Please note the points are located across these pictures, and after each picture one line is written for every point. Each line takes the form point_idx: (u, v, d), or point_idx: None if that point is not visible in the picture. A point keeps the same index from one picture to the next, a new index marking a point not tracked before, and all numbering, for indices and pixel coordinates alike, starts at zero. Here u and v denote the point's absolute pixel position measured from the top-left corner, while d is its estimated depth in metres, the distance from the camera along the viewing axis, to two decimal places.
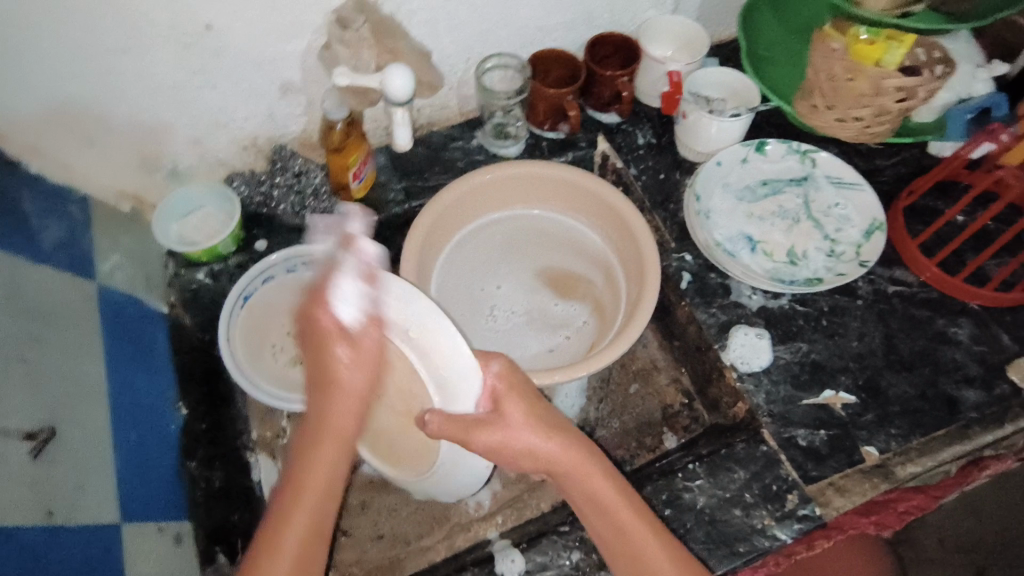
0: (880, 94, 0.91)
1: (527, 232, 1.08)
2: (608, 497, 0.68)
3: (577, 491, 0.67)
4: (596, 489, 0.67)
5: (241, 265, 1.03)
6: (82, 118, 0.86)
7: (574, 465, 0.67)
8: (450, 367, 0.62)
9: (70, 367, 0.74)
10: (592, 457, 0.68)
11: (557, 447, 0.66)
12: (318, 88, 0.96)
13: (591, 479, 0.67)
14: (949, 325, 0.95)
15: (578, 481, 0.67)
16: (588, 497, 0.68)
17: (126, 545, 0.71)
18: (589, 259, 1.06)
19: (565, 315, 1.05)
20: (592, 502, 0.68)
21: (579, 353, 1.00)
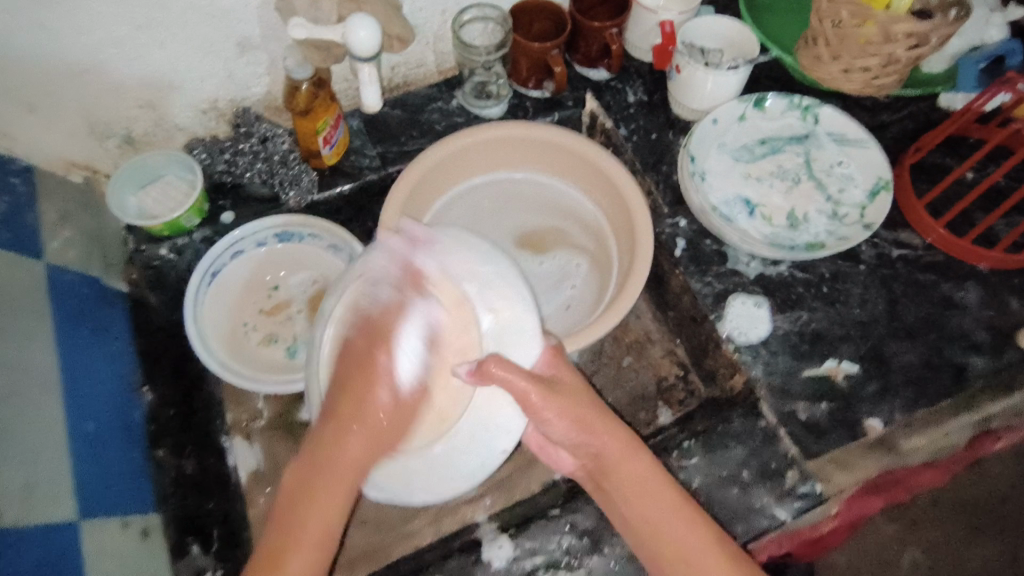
0: (889, 41, 0.84)
1: (510, 194, 1.02)
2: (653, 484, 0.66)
3: (620, 478, 0.67)
4: (640, 477, 0.66)
5: (206, 239, 0.97)
6: (20, 82, 0.78)
7: (619, 451, 0.67)
8: (517, 328, 0.67)
9: (16, 356, 0.69)
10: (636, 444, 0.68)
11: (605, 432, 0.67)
12: (280, 44, 0.89)
13: (634, 467, 0.67)
14: (956, 289, 0.91)
15: (623, 470, 0.67)
16: (634, 485, 0.66)
17: (86, 543, 0.67)
18: (574, 214, 1.01)
19: (565, 268, 1.01)
20: (637, 486, 0.66)
21: (589, 301, 0.96)
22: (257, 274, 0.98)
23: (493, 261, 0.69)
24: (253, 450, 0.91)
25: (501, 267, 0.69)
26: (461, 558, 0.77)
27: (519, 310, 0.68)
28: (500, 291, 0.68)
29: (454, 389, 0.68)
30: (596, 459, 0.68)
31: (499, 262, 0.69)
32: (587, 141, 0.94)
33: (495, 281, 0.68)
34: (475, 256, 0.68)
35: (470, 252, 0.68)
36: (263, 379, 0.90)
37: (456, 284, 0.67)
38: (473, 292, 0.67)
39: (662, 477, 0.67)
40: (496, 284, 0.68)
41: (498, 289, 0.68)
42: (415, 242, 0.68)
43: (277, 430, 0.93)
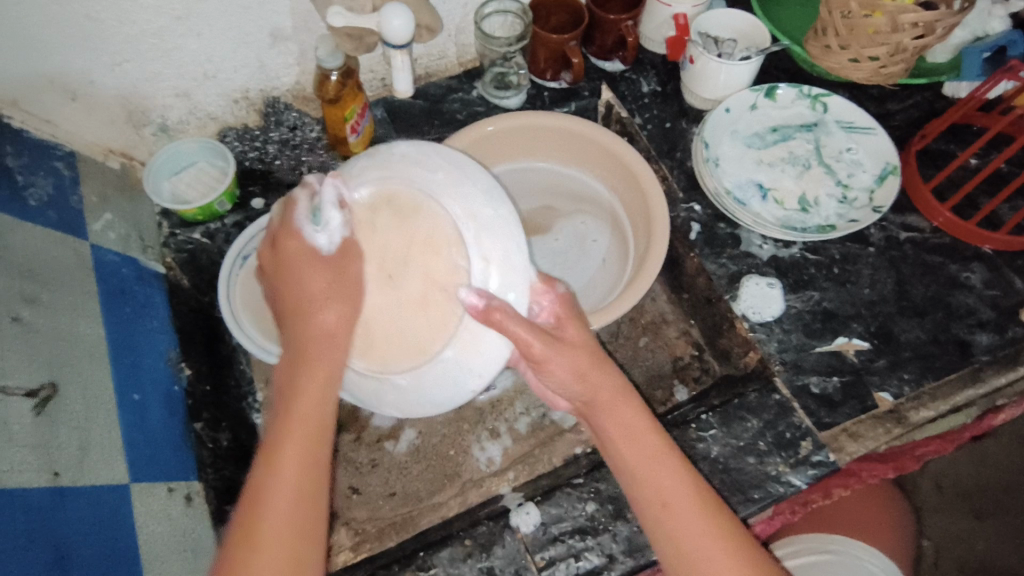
0: (897, 31, 0.88)
1: (518, 183, 1.05)
2: (638, 428, 0.67)
3: (607, 422, 0.68)
4: (626, 420, 0.67)
5: (237, 224, 1.00)
6: (65, 70, 0.81)
7: (611, 400, 0.68)
8: (506, 269, 0.66)
9: (68, 329, 0.72)
10: (627, 392, 0.69)
11: (600, 378, 0.67)
12: (310, 36, 0.92)
13: (622, 411, 0.68)
14: (962, 270, 0.94)
15: (611, 414, 0.68)
16: (621, 429, 0.67)
17: (136, 505, 0.70)
18: (575, 185, 1.05)
19: (583, 229, 1.05)
20: (625, 429, 0.67)
21: (620, 252, 1.00)
22: None
23: (497, 204, 0.67)
24: None
25: (502, 212, 0.67)
26: (490, 524, 0.80)
27: (507, 255, 0.66)
28: (500, 232, 0.66)
29: (430, 321, 0.67)
30: (586, 406, 0.69)
31: (503, 207, 0.67)
32: (588, 124, 0.98)
33: (494, 223, 0.66)
34: (480, 195, 0.67)
35: (472, 189, 0.67)
36: None
37: (440, 212, 0.66)
38: (464, 227, 0.66)
39: (650, 423, 0.68)
40: (490, 229, 0.66)
41: (495, 232, 0.66)
42: (410, 165, 0.67)
43: None
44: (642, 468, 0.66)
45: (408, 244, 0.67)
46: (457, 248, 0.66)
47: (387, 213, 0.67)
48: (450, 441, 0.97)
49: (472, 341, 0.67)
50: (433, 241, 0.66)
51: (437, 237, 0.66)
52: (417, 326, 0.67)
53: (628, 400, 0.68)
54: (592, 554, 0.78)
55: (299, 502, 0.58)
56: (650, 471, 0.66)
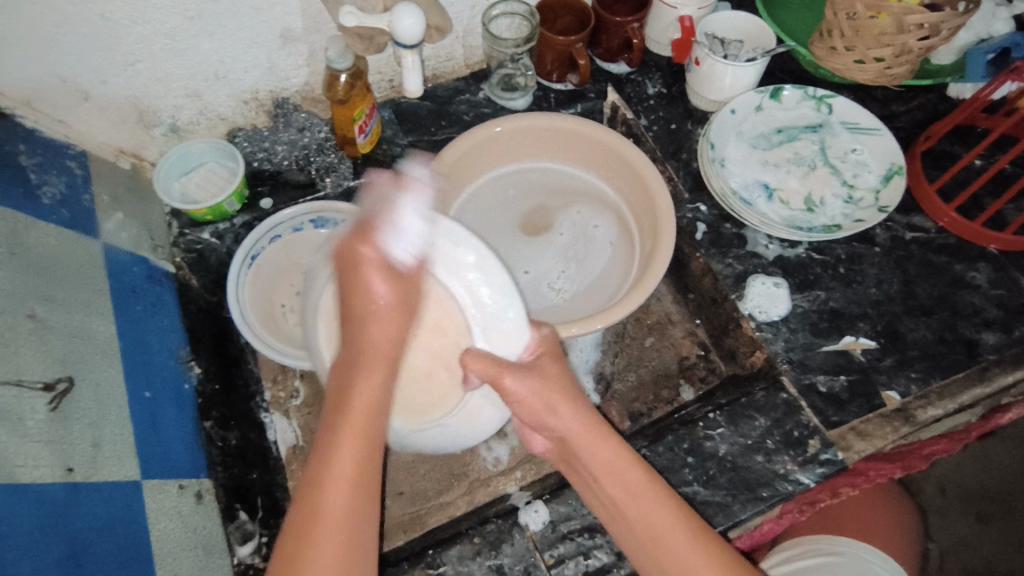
0: (902, 32, 0.88)
1: (519, 183, 1.05)
2: (616, 462, 0.69)
3: (587, 458, 0.69)
4: (601, 455, 0.69)
5: (245, 224, 1.00)
6: (78, 70, 0.82)
7: (586, 433, 0.70)
8: (502, 341, 0.73)
9: (81, 326, 0.73)
10: (599, 426, 0.70)
11: (574, 416, 0.70)
12: (320, 37, 0.93)
13: (598, 444, 0.69)
14: (968, 270, 0.95)
15: (589, 448, 0.69)
16: (599, 464, 0.69)
17: (148, 501, 0.71)
18: (576, 182, 1.04)
19: (587, 221, 1.03)
20: (606, 468, 0.69)
21: (627, 243, 1.00)
22: (293, 259, 1.02)
23: (505, 295, 0.73)
24: (291, 427, 0.94)
25: (503, 299, 0.73)
26: (499, 522, 0.80)
27: (507, 328, 0.73)
28: (503, 331, 0.73)
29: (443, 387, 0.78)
30: (562, 440, 0.71)
31: (510, 302, 0.73)
32: (589, 122, 0.99)
33: (496, 318, 0.73)
34: (486, 289, 0.73)
35: (481, 281, 0.73)
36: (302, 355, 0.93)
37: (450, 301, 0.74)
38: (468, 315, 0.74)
39: (629, 455, 0.69)
40: (490, 311, 0.73)
41: (499, 327, 0.73)
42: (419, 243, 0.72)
43: (314, 407, 0.96)
44: (627, 506, 0.67)
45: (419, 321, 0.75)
46: (464, 333, 0.75)
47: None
48: None
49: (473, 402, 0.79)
50: (444, 323, 0.75)
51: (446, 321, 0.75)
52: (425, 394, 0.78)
53: (605, 433, 0.70)
54: (601, 552, 0.78)
55: (350, 502, 0.61)
56: (632, 506, 0.67)
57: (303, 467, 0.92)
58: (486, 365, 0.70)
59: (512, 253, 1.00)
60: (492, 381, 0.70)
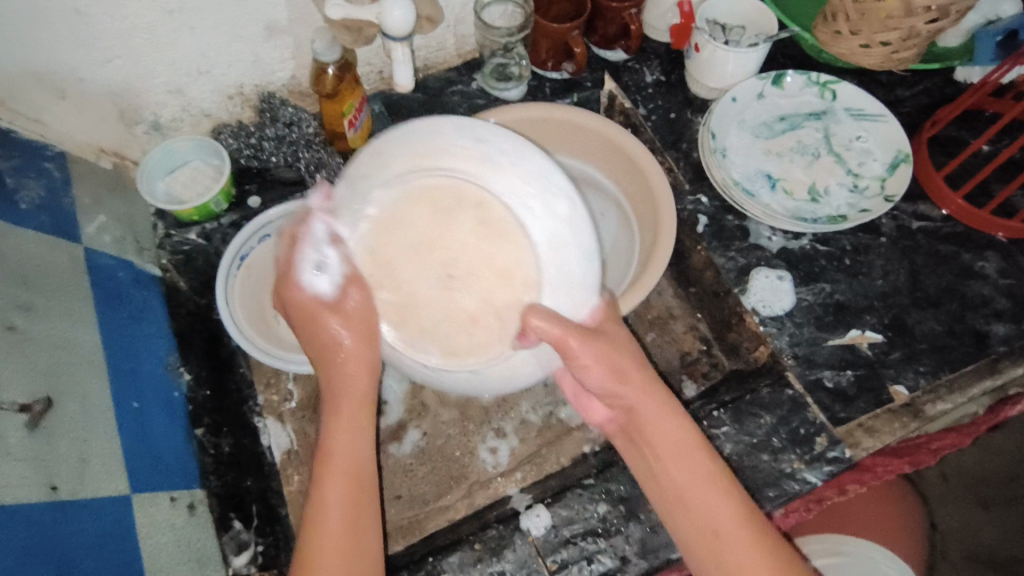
0: (909, 15, 0.85)
1: None
2: (682, 441, 0.65)
3: (652, 433, 0.66)
4: (670, 433, 0.66)
5: (234, 224, 0.97)
6: (54, 68, 0.79)
7: (655, 408, 0.66)
8: (568, 301, 0.65)
9: (63, 336, 0.70)
10: (666, 400, 0.67)
11: (640, 387, 0.66)
12: (306, 28, 0.89)
13: (667, 423, 0.66)
14: (976, 259, 0.92)
15: (655, 425, 0.66)
16: (668, 442, 0.65)
17: (138, 516, 0.69)
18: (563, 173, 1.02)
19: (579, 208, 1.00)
20: (669, 446, 0.65)
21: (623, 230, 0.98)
22: None
23: (585, 261, 0.65)
24: (286, 432, 0.91)
25: (588, 265, 0.65)
26: (500, 528, 0.78)
27: (580, 289, 0.65)
28: (574, 294, 0.65)
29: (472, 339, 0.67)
30: (628, 413, 0.67)
31: (590, 264, 0.66)
32: (581, 111, 0.96)
33: (571, 277, 0.64)
34: (571, 247, 0.64)
35: (568, 234, 0.64)
36: (294, 359, 0.90)
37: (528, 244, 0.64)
38: (545, 266, 0.64)
39: (696, 438, 0.66)
40: (568, 275, 0.64)
41: (572, 289, 0.65)
42: (508, 170, 0.64)
43: (308, 411, 0.93)
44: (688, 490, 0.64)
45: (477, 253, 0.65)
46: (530, 290, 0.64)
47: (472, 213, 0.64)
48: (456, 441, 0.94)
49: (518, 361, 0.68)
50: (506, 268, 0.64)
51: (514, 267, 0.64)
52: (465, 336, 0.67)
53: (673, 414, 0.66)
54: (605, 556, 0.77)
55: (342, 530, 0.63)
56: (692, 498, 0.64)
57: (300, 471, 0.89)
58: (559, 327, 0.62)
59: None
60: (557, 343, 0.62)
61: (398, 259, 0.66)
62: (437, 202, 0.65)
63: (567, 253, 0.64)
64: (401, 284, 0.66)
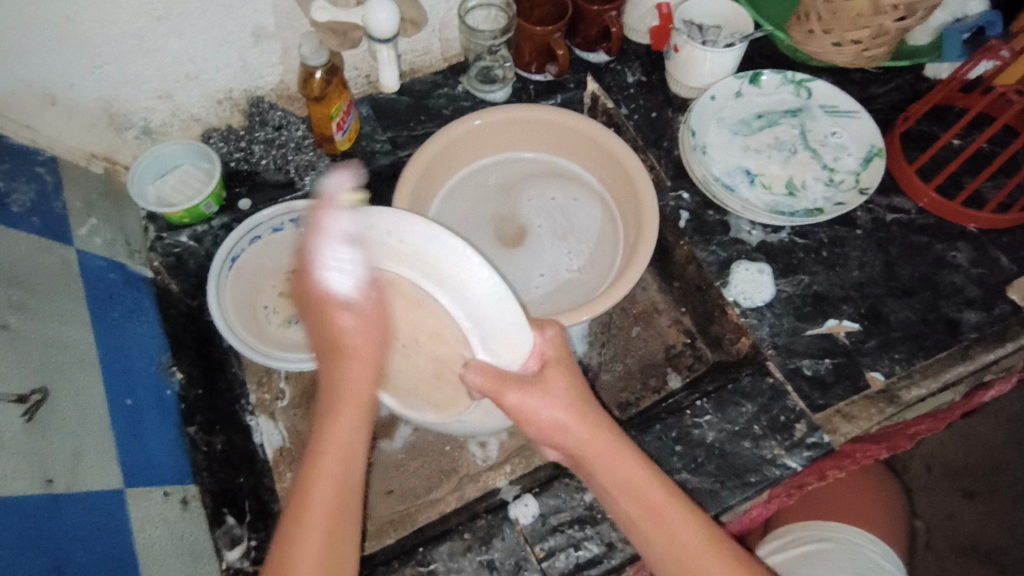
0: (878, 13, 0.87)
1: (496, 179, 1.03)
2: (636, 480, 0.65)
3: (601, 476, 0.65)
4: (620, 474, 0.65)
5: (225, 226, 0.98)
6: (45, 75, 0.81)
7: (603, 450, 0.65)
8: (504, 352, 0.62)
9: (57, 335, 0.71)
10: (615, 440, 0.66)
11: (585, 430, 0.65)
12: (293, 33, 0.91)
13: (621, 462, 0.65)
14: (948, 250, 0.95)
15: (603, 466, 0.65)
16: (617, 484, 0.65)
17: (131, 510, 0.70)
18: (550, 173, 1.04)
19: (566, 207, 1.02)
20: (622, 486, 0.65)
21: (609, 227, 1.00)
22: (274, 259, 1.01)
23: (500, 303, 0.60)
24: (279, 430, 0.95)
25: (507, 310, 0.60)
26: (489, 517, 0.80)
27: (512, 333, 0.61)
28: (503, 344, 0.61)
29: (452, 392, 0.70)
30: (574, 455, 0.66)
31: (507, 305, 0.59)
32: (566, 112, 0.98)
33: (493, 327, 0.60)
34: (475, 300, 0.59)
35: (470, 290, 0.59)
36: (286, 357, 0.92)
37: (440, 310, 0.61)
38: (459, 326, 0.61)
39: (650, 472, 0.66)
40: (493, 331, 0.61)
41: (498, 337, 0.61)
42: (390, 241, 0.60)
43: (300, 408, 0.96)
44: (647, 526, 0.65)
45: (413, 321, 0.65)
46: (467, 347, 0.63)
47: (390, 292, 0.63)
48: (446, 437, 0.96)
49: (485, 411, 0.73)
50: (438, 330, 0.64)
51: (441, 330, 0.63)
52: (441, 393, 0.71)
53: (624, 451, 0.66)
54: (592, 543, 0.78)
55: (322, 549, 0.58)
56: (656, 529, 0.64)
57: (291, 468, 0.93)
58: (488, 385, 0.62)
59: (494, 254, 0.99)
60: (494, 397, 0.63)
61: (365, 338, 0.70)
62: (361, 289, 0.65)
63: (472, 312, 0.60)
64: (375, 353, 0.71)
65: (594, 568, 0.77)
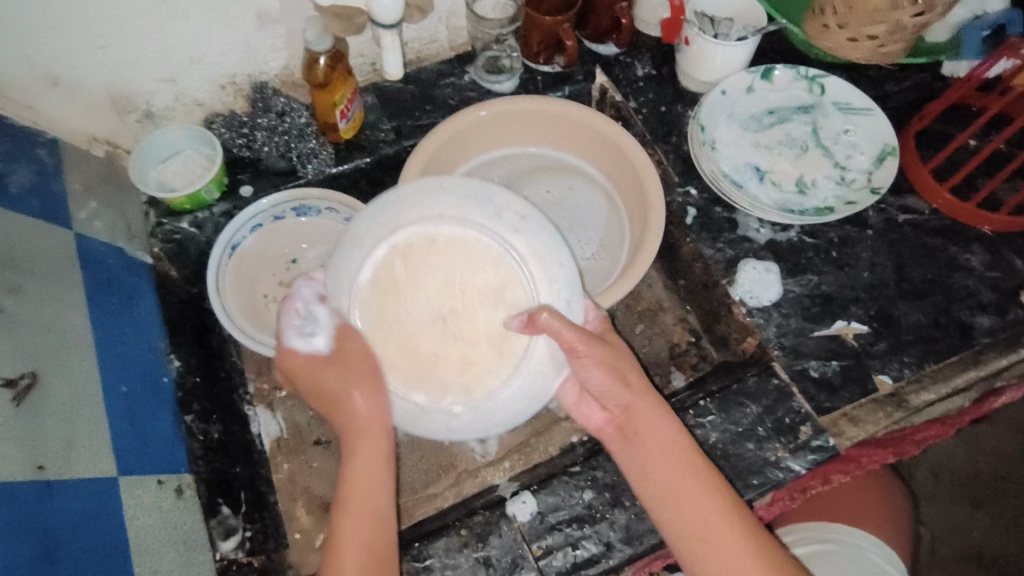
0: (895, 8, 0.85)
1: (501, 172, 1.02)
2: (670, 442, 0.69)
3: (648, 437, 0.70)
4: (659, 435, 0.70)
5: (225, 213, 0.97)
6: (46, 55, 0.79)
7: (649, 411, 0.70)
8: (520, 411, 0.68)
9: (53, 319, 0.71)
10: (655, 401, 0.71)
11: (633, 393, 0.70)
12: (298, 18, 0.90)
13: (659, 424, 0.70)
14: (962, 252, 0.93)
15: (647, 427, 0.70)
16: (662, 446, 0.69)
17: (125, 498, 0.69)
18: (556, 167, 1.02)
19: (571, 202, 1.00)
20: (657, 449, 0.69)
21: (614, 223, 0.98)
22: (273, 248, 1.01)
23: (547, 383, 0.68)
24: (277, 420, 0.95)
25: (544, 390, 0.68)
26: (486, 514, 0.79)
27: (533, 404, 0.68)
28: (525, 401, 0.67)
29: (438, 380, 0.66)
30: (625, 415, 0.71)
31: (549, 385, 0.69)
32: (574, 104, 0.96)
33: (532, 387, 0.67)
34: (550, 359, 0.67)
35: (553, 355, 0.67)
36: None
37: (511, 374, 0.66)
38: (523, 363, 0.66)
39: (682, 437, 0.70)
40: (527, 392, 0.67)
41: (526, 394, 0.67)
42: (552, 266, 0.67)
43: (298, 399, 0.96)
44: (680, 497, 0.68)
45: (485, 304, 0.66)
46: (457, 394, 0.66)
47: (499, 280, 0.66)
48: None
49: (434, 410, 0.67)
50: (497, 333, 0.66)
51: (502, 338, 0.66)
52: (425, 370, 0.66)
53: (662, 416, 0.70)
54: (590, 543, 0.77)
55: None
56: (678, 495, 0.68)
57: (288, 459, 0.93)
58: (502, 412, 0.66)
59: None
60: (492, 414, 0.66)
61: (411, 276, 0.65)
62: (486, 252, 0.65)
63: (542, 360, 0.66)
64: (406, 292, 0.66)
65: (592, 568, 0.76)
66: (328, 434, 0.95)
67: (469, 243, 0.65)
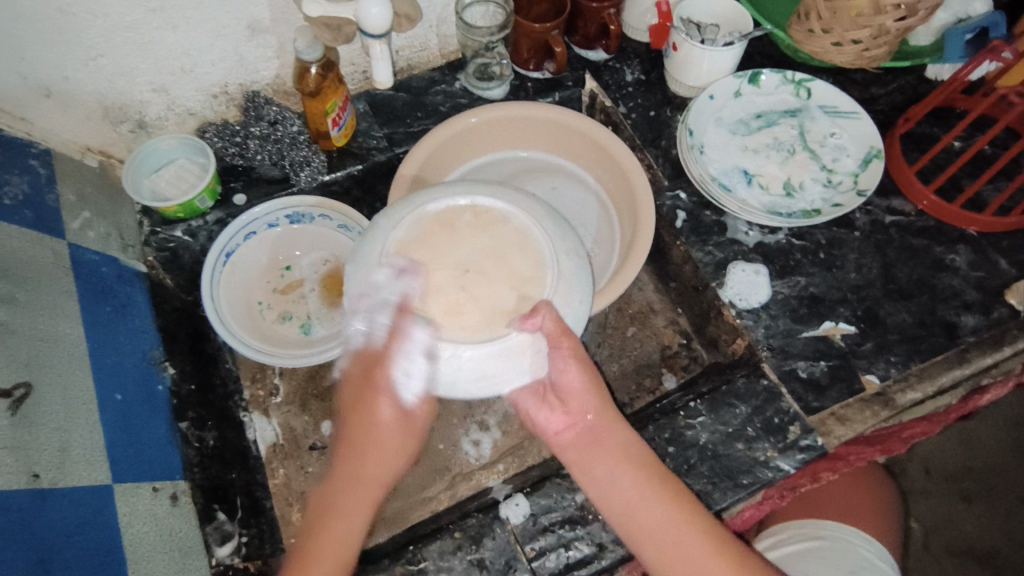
0: (878, 13, 0.87)
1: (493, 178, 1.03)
2: (635, 457, 0.70)
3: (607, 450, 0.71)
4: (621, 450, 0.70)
5: (219, 221, 0.98)
6: (39, 67, 0.80)
7: (610, 427, 0.71)
8: (468, 378, 0.66)
9: (47, 329, 0.71)
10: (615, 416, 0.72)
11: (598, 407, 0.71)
12: (289, 28, 0.91)
13: (621, 439, 0.71)
14: (947, 252, 0.94)
15: (608, 441, 0.71)
16: (621, 459, 0.70)
17: (120, 505, 0.70)
18: (547, 172, 1.03)
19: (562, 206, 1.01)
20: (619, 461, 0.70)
21: (605, 226, 0.99)
22: (267, 255, 1.01)
23: (503, 376, 0.67)
24: (271, 425, 0.95)
25: (498, 377, 0.67)
26: (479, 517, 0.80)
27: (482, 381, 0.66)
28: (480, 375, 0.66)
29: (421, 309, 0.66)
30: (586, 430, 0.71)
31: (507, 377, 0.67)
32: (564, 110, 0.97)
33: (492, 362, 0.65)
34: (522, 360, 0.66)
35: (525, 362, 0.66)
36: (278, 353, 0.92)
37: (483, 341, 0.65)
38: (500, 345, 0.65)
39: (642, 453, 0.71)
40: (482, 362, 0.65)
41: (483, 364, 0.65)
42: (577, 298, 0.69)
43: (293, 405, 0.97)
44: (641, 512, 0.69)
45: (504, 269, 0.68)
46: (428, 328, 0.65)
47: (526, 271, 0.68)
48: (440, 435, 0.96)
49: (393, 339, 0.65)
50: (497, 298, 0.66)
51: (494, 302, 0.66)
52: (416, 296, 0.66)
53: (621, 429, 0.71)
54: (583, 544, 0.78)
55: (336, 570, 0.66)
56: (639, 512, 0.69)
57: (284, 464, 0.93)
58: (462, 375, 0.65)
59: None
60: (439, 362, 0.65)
61: (460, 225, 0.70)
62: (534, 247, 0.69)
63: (514, 352, 0.66)
64: (450, 230, 0.69)
65: (584, 569, 0.77)
66: (324, 439, 0.95)
67: (526, 233, 0.70)
